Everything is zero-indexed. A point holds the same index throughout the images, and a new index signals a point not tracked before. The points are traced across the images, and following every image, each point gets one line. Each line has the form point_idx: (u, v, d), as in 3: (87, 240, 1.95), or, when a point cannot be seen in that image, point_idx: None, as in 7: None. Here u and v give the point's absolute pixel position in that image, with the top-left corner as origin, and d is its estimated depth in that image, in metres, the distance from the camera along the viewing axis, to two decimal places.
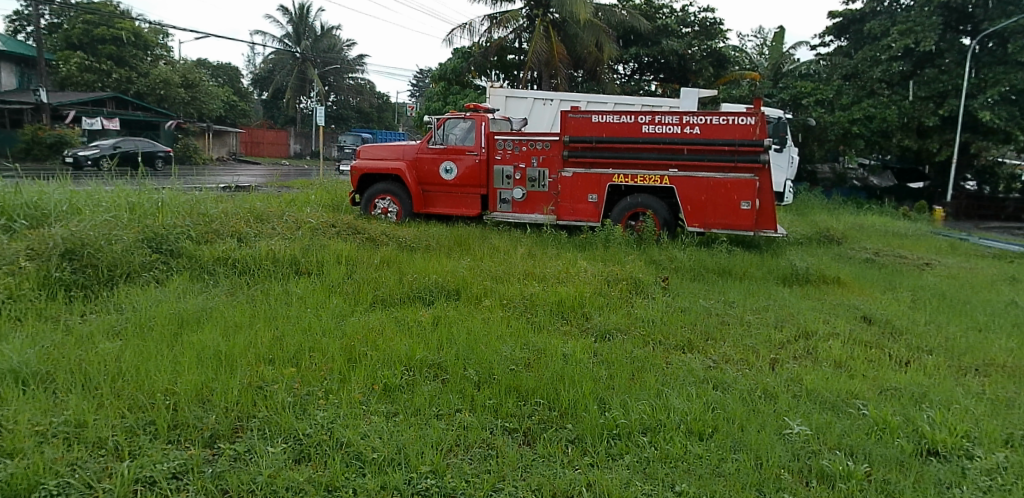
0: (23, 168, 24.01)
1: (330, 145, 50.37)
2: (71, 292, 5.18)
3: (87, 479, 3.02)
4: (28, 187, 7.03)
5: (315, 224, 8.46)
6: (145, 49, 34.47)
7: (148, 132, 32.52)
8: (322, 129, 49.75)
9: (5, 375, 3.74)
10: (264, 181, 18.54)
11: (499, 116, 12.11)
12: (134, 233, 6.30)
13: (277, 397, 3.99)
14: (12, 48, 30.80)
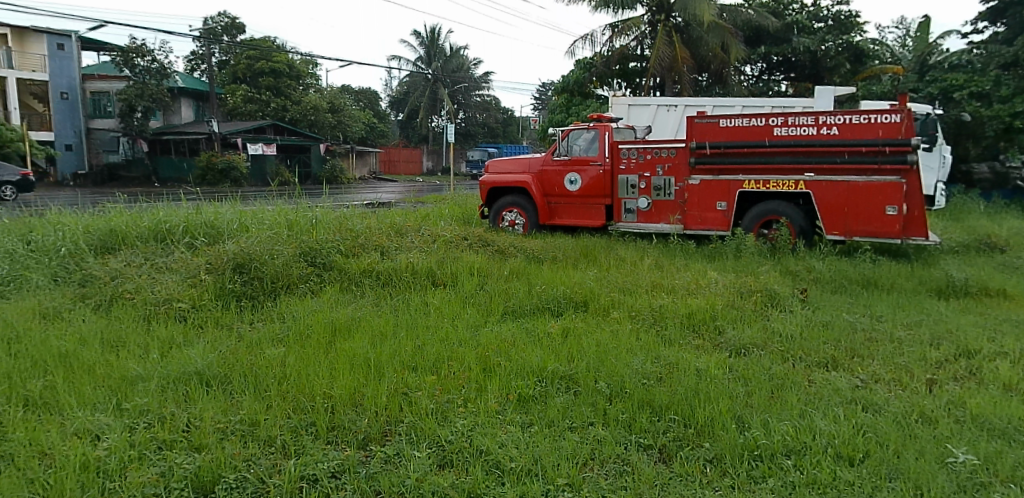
0: (202, 192, 27.15)
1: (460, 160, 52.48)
2: (242, 302, 5.76)
3: (260, 474, 3.26)
4: (206, 208, 7.92)
5: (449, 237, 8.82)
6: (298, 79, 37.02)
7: (301, 156, 35.81)
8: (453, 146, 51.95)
9: (192, 376, 4.18)
10: (402, 196, 19.69)
11: (622, 125, 12.02)
12: (293, 249, 6.90)
13: (420, 405, 4.18)
14: (190, 86, 34.83)
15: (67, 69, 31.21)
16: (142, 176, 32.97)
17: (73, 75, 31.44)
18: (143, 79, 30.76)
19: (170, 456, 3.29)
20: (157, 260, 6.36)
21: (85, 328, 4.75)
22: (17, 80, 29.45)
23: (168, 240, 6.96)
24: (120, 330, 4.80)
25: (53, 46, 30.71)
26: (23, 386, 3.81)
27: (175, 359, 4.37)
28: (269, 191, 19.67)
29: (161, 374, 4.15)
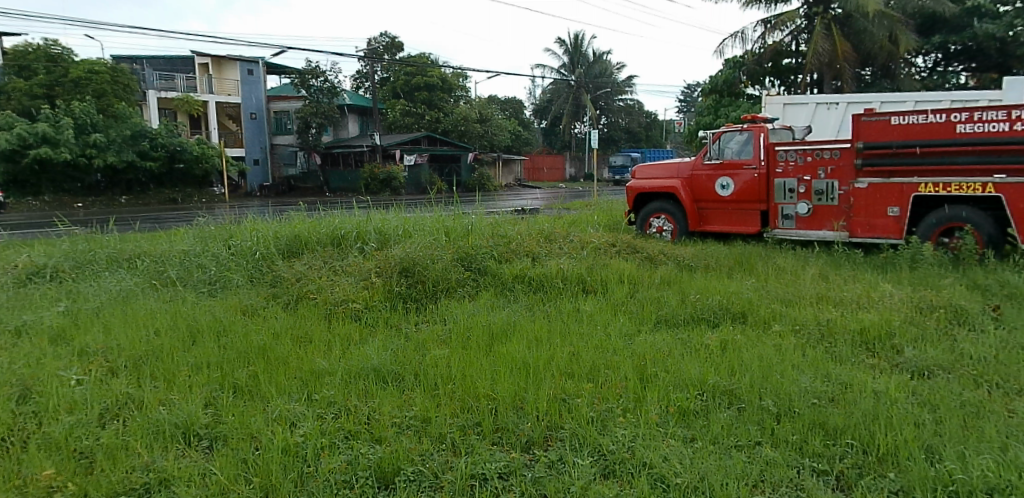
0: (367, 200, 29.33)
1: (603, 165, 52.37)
2: (408, 304, 6.11)
3: (434, 470, 3.41)
4: (374, 216, 8.52)
5: (598, 243, 8.79)
6: (450, 91, 38.86)
7: (452, 166, 37.57)
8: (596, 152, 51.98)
9: (370, 372, 4.49)
10: (549, 202, 20.03)
11: (779, 125, 11.34)
12: (451, 254, 7.22)
13: (580, 410, 4.15)
14: (356, 102, 37.64)
15: (255, 92, 35.13)
16: (315, 187, 35.75)
17: (259, 97, 35.29)
18: (318, 98, 33.80)
19: (356, 447, 3.53)
20: (333, 264, 6.91)
21: (278, 324, 5.28)
22: (216, 104, 33.70)
23: (343, 246, 7.55)
24: (306, 327, 5.27)
25: (244, 71, 34.67)
26: (231, 375, 4.29)
27: (354, 356, 4.72)
28: (425, 199, 20.87)
29: (343, 369, 4.50)
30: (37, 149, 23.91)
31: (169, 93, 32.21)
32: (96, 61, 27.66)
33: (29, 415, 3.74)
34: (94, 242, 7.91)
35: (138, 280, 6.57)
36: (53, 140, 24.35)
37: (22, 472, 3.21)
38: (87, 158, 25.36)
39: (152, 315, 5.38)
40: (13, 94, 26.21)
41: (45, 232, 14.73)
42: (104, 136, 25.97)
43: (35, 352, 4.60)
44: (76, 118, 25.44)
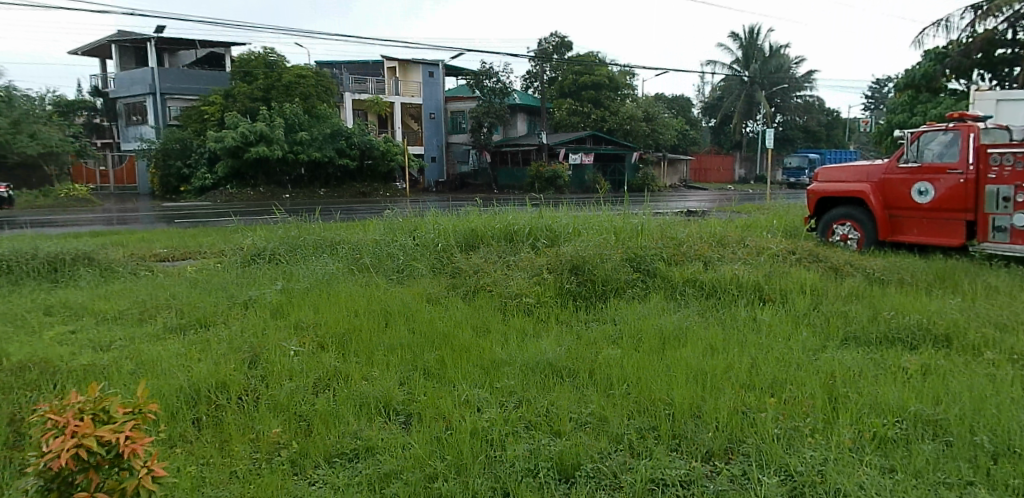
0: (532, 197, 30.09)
1: (776, 167, 49.31)
2: (578, 302, 6.21)
3: (613, 470, 3.38)
4: (545, 213, 8.78)
5: (776, 250, 8.33)
6: (617, 90, 38.68)
7: (616, 165, 37.53)
8: (769, 152, 49.07)
9: (545, 366, 4.61)
10: (719, 205, 19.34)
11: (993, 125, 10.00)
12: (620, 254, 7.19)
13: (764, 424, 3.92)
14: (525, 102, 38.80)
15: (435, 93, 37.92)
16: (485, 184, 37.59)
17: (439, 97, 38.05)
18: (490, 98, 35.31)
19: (537, 437, 3.63)
20: (507, 259, 7.17)
21: (459, 313, 5.59)
22: (401, 104, 36.41)
23: (516, 240, 7.85)
24: (484, 318, 5.55)
25: (426, 74, 37.60)
26: (420, 358, 4.62)
27: (530, 349, 4.88)
28: (596, 199, 21.08)
29: (521, 361, 4.65)
30: (256, 146, 27.35)
31: (361, 94, 35.18)
32: (303, 66, 30.61)
33: (258, 378, 4.34)
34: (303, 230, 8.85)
35: (339, 265, 7.31)
36: (268, 138, 27.71)
37: (255, 427, 3.73)
38: (293, 155, 28.56)
39: (351, 298, 5.95)
40: (237, 97, 29.30)
41: (263, 219, 16.72)
42: (308, 135, 28.95)
43: (262, 323, 5.29)
44: (286, 118, 28.49)
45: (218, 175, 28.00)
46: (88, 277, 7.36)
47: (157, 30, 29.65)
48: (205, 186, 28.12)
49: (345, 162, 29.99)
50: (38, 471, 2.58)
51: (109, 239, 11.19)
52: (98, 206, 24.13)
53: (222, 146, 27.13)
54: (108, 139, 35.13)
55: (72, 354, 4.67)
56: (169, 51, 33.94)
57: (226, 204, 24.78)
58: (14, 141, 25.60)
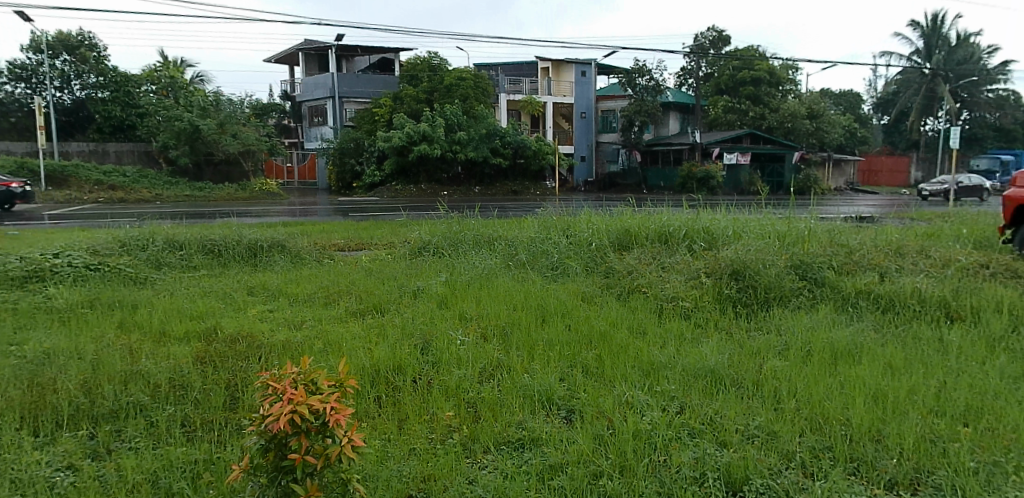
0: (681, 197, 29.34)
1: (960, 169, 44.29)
2: (738, 308, 6.06)
3: (785, 488, 3.24)
4: (705, 215, 8.70)
5: (966, 262, 7.50)
6: (778, 85, 36.68)
7: (774, 166, 35.67)
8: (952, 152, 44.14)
9: (707, 373, 4.53)
10: (893, 211, 17.91)
11: None
12: (784, 260, 6.88)
13: (959, 456, 3.55)
14: (678, 100, 37.83)
15: (587, 92, 37.96)
16: (635, 183, 37.22)
17: (591, 97, 38.04)
18: (642, 96, 35.04)
19: (702, 446, 3.57)
20: (661, 261, 7.33)
21: (614, 313, 5.79)
22: (553, 104, 37.03)
23: (671, 243, 7.96)
24: (640, 320, 5.65)
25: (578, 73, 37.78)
26: (579, 356, 4.85)
27: (690, 353, 4.85)
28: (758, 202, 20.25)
29: (681, 365, 4.64)
30: (419, 145, 29.09)
31: (516, 95, 36.18)
32: (463, 69, 32.01)
33: (430, 364, 4.81)
34: (460, 225, 9.30)
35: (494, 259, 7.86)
36: (430, 137, 29.32)
37: (429, 410, 4.06)
38: (452, 153, 30.00)
39: (510, 294, 6.39)
40: (404, 99, 31.25)
41: (429, 214, 17.83)
42: (466, 134, 30.25)
43: (431, 313, 5.89)
44: (447, 118, 29.99)
45: (385, 173, 30.11)
46: (281, 263, 8.30)
47: (337, 38, 32.36)
48: (374, 182, 30.42)
49: (499, 161, 31.01)
50: (259, 430, 2.89)
51: (298, 230, 12.41)
52: (286, 200, 26.89)
53: (390, 146, 29.10)
54: (293, 139, 38.61)
55: (273, 329, 5.44)
56: (347, 58, 36.87)
57: (392, 200, 26.61)
58: (220, 140, 29.19)
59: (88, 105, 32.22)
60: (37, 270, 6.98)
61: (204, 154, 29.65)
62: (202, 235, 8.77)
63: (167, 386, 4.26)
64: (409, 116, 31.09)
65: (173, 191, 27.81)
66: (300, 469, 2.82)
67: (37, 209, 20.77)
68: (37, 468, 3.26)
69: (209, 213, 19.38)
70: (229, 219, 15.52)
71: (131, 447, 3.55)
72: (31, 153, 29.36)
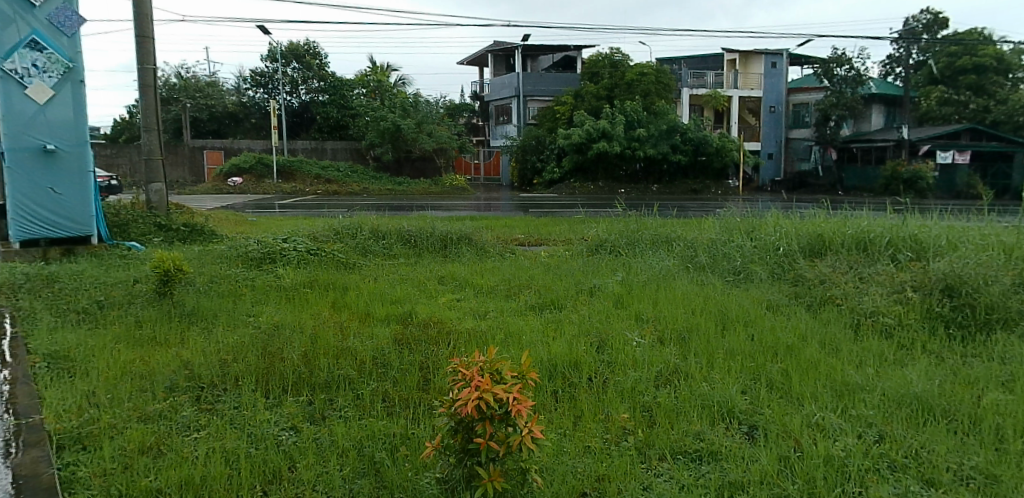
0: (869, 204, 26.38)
1: None
2: (951, 329, 5.38)
3: None
4: (912, 221, 7.85)
5: None
6: (1010, 72, 31.75)
7: (1000, 165, 30.51)
8: None
9: (912, 400, 4.10)
10: None
11: None
12: (1013, 277, 5.99)
13: None
14: (884, 91, 33.95)
15: (777, 85, 35.74)
16: (828, 184, 34.29)
17: (781, 90, 35.81)
18: (840, 88, 32.35)
19: (905, 482, 3.24)
20: (860, 270, 6.75)
21: (802, 326, 5.45)
22: (738, 98, 35.22)
23: (870, 251, 7.28)
24: (831, 335, 5.27)
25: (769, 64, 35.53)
26: (763, 369, 4.65)
27: (891, 377, 4.43)
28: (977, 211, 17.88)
29: (880, 389, 4.25)
30: (598, 143, 29.23)
31: (699, 89, 34.93)
32: (646, 64, 31.45)
33: (606, 363, 4.90)
34: (641, 224, 10.52)
35: (656, 267, 8.11)
36: (609, 134, 29.36)
37: (604, 410, 4.12)
38: (631, 151, 29.73)
39: (687, 297, 6.60)
40: (585, 97, 31.53)
41: (607, 212, 18.00)
42: (646, 131, 29.79)
43: (606, 310, 6.26)
44: (627, 115, 29.79)
45: (564, 170, 30.77)
46: (468, 255, 8.93)
47: (522, 37, 33.41)
48: (553, 179, 31.27)
49: (678, 158, 30.20)
50: (449, 412, 2.98)
51: (482, 224, 13.12)
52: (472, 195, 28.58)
53: (570, 143, 29.62)
54: (481, 137, 40.66)
55: (459, 318, 5.96)
56: (531, 56, 37.93)
57: (570, 197, 27.20)
58: (417, 139, 31.75)
59: (312, 107, 36.65)
60: (270, 252, 8.12)
61: (403, 151, 32.74)
62: (400, 227, 9.65)
63: (370, 364, 4.75)
64: (589, 112, 31.34)
65: (377, 185, 30.84)
66: (484, 453, 2.85)
67: (271, 200, 24.18)
68: (267, 426, 3.77)
69: (405, 206, 21.22)
70: (423, 212, 16.87)
71: (342, 415, 4.03)
72: (267, 151, 33.75)
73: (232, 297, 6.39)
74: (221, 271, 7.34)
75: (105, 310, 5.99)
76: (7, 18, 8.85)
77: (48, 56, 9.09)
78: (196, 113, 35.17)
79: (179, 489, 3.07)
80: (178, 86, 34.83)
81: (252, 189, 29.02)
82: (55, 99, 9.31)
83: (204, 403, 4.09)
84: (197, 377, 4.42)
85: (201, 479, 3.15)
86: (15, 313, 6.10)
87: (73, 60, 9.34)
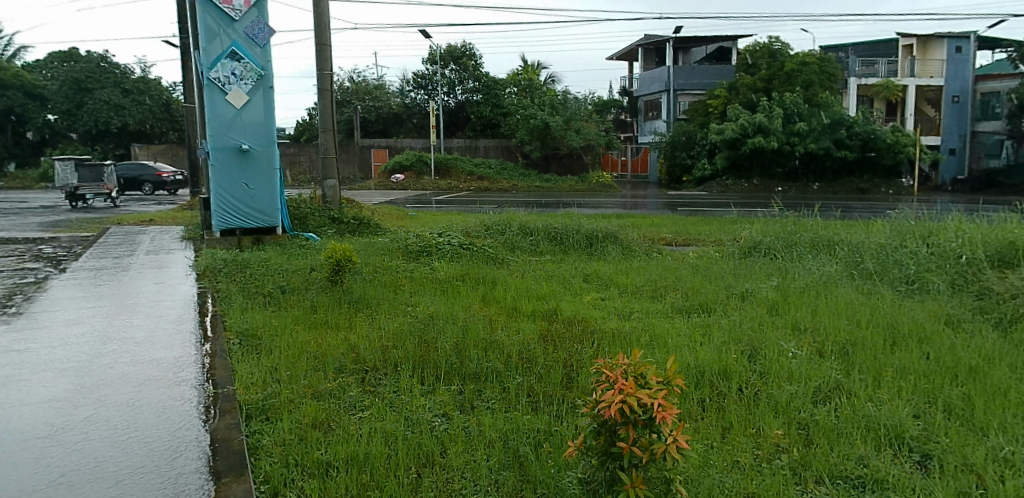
0: None
1: None
2: None
3: None
4: None
5: None
6: None
7: None
8: None
9: None
10: None
11: None
12: None
13: None
14: None
15: (962, 72, 31.91)
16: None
17: (967, 77, 31.88)
18: None
19: None
20: None
21: (990, 346, 4.85)
22: (917, 87, 31.83)
23: None
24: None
25: (952, 49, 31.81)
26: (940, 391, 4.20)
27: None
28: None
29: None
30: (754, 138, 27.73)
31: (870, 79, 32.00)
32: (808, 52, 29.41)
33: (757, 373, 4.67)
34: (799, 227, 9.91)
35: (816, 273, 7.54)
36: (766, 129, 27.73)
37: (755, 424, 3.92)
38: (790, 146, 27.88)
39: (850, 306, 6.12)
40: (740, 89, 30.00)
41: (762, 212, 17.15)
42: (807, 125, 27.77)
43: (760, 317, 5.95)
44: (786, 108, 27.94)
45: (716, 167, 29.57)
46: (614, 254, 8.89)
47: (675, 30, 32.48)
48: (704, 177, 30.11)
49: (844, 154, 27.84)
50: (592, 412, 2.77)
51: (629, 223, 12.95)
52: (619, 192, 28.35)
53: (722, 138, 28.36)
54: (629, 133, 40.06)
55: (603, 317, 5.96)
56: (684, 49, 36.78)
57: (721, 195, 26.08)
58: (566, 136, 32.16)
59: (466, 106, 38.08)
60: (427, 245, 8.61)
61: (551, 148, 33.22)
62: (547, 224, 9.82)
63: (517, 358, 4.89)
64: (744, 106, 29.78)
65: (526, 182, 31.57)
66: (627, 459, 2.60)
67: (430, 195, 25.62)
68: (422, 412, 4.00)
69: (553, 203, 21.53)
70: (572, 209, 17.11)
71: (489, 406, 4.17)
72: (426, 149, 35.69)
73: (393, 286, 6.88)
74: (384, 262, 7.92)
75: (287, 294, 6.71)
76: (213, 32, 10.09)
77: (245, 65, 10.29)
78: (365, 114, 37.95)
79: (345, 463, 3.35)
80: (350, 89, 37.80)
81: (414, 186, 30.88)
82: (250, 103, 10.50)
83: (367, 385, 4.44)
84: (363, 361, 4.82)
85: (364, 456, 3.41)
86: (215, 294, 7.03)
87: (264, 68, 10.47)
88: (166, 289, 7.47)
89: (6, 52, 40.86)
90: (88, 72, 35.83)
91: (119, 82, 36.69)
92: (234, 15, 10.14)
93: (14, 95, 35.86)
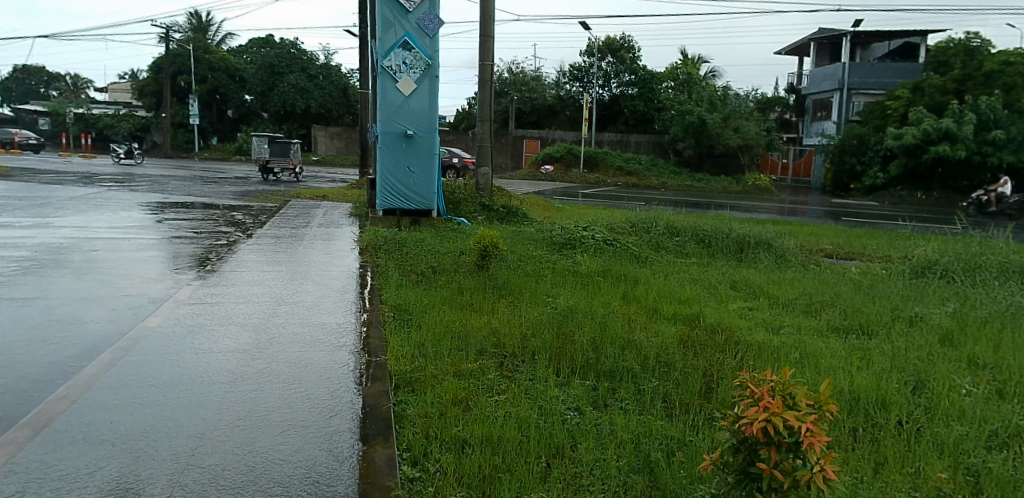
0: None
1: None
2: None
3: None
4: None
5: None
6: None
7: None
8: None
9: None
10: None
11: None
12: None
13: None
14: None
15: None
16: None
17: None
18: None
19: None
20: None
21: None
22: None
23: None
24: None
25: None
26: None
27: None
28: None
29: None
30: (937, 145, 24.80)
31: None
32: (1012, 51, 25.80)
33: (923, 406, 4.24)
34: (987, 248, 8.83)
35: (1003, 304, 6.64)
36: (954, 136, 24.65)
37: (915, 463, 3.50)
38: (981, 156, 24.69)
39: None
40: (926, 91, 26.92)
41: (943, 229, 15.46)
42: (1006, 133, 24.29)
43: (929, 346, 5.37)
44: (980, 113, 24.68)
45: (889, 175, 26.92)
46: (766, 262, 8.44)
47: (855, 24, 29.92)
48: (875, 185, 27.65)
49: None
50: (731, 427, 2.54)
51: (786, 230, 12.24)
52: (774, 197, 26.80)
53: (900, 144, 25.66)
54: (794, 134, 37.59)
55: (750, 328, 5.70)
56: (863, 44, 33.73)
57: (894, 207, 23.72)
58: (723, 134, 30.92)
59: (620, 100, 37.63)
60: (571, 239, 8.67)
61: (707, 146, 31.98)
62: (696, 225, 9.51)
63: (654, 361, 4.79)
64: (929, 109, 26.67)
65: (676, 180, 30.71)
66: (767, 482, 2.38)
67: (576, 189, 25.65)
68: (556, 404, 4.04)
69: (704, 203, 20.84)
70: (727, 212, 16.38)
71: (623, 406, 4.12)
72: (577, 142, 35.88)
73: (536, 276, 7.04)
74: (528, 251, 8.13)
75: (437, 274, 7.07)
76: (389, 22, 10.83)
77: (415, 55, 10.93)
78: (520, 105, 38.88)
79: (480, 442, 3.47)
80: (509, 81, 38.84)
81: (563, 178, 31.02)
82: (417, 91, 11.14)
83: (505, 370, 4.59)
84: (503, 347, 4.98)
85: (498, 438, 3.51)
86: (375, 269, 7.60)
87: (432, 57, 11.04)
88: (333, 260, 8.17)
89: (217, 38, 46.63)
90: (280, 57, 39.78)
91: (306, 68, 40.37)
92: (409, 6, 10.79)
93: (220, 77, 40.82)
